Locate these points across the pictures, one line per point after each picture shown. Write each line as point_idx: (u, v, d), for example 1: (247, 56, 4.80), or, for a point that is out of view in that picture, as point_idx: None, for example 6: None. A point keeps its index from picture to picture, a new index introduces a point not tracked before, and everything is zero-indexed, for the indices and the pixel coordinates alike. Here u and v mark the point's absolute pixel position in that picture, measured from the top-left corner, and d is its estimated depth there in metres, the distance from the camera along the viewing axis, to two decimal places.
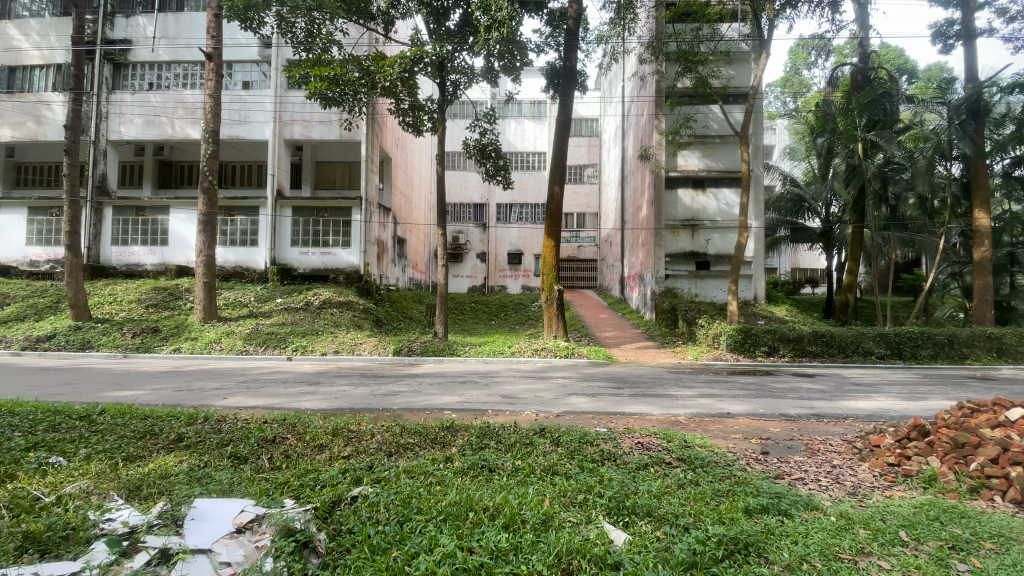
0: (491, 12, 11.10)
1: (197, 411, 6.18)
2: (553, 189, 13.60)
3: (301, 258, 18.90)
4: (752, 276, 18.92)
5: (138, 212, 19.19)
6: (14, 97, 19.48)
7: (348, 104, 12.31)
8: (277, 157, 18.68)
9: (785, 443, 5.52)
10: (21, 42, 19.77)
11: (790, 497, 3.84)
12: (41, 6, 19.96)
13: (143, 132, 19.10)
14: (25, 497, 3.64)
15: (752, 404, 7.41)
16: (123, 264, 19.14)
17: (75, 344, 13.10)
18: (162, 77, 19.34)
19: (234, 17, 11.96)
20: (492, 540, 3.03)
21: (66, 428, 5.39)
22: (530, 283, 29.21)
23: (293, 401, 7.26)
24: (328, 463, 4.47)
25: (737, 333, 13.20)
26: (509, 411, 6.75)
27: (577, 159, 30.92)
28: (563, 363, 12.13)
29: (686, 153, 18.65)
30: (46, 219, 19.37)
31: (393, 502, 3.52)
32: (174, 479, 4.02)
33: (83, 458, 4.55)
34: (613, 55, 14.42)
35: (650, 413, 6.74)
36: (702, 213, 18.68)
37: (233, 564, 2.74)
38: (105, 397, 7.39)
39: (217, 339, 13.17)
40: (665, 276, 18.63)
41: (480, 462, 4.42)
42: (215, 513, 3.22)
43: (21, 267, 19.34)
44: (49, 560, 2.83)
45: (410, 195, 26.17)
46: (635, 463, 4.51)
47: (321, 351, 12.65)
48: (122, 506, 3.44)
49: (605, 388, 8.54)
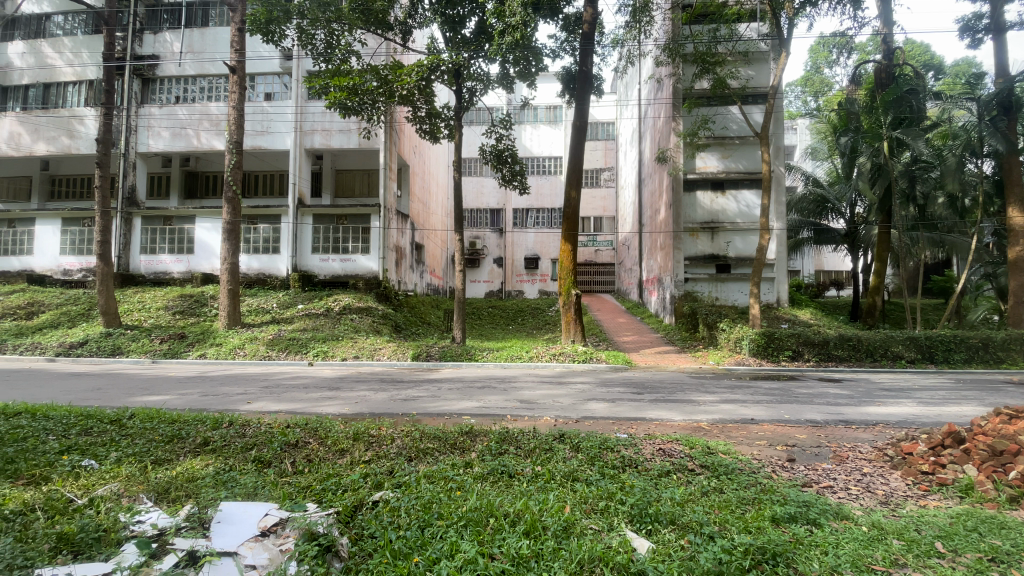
0: (505, 17, 11.09)
1: (222, 415, 6.29)
2: (570, 194, 13.51)
3: (321, 265, 19.18)
4: (775, 279, 18.58)
5: (166, 221, 19.73)
6: (50, 113, 20.32)
7: (367, 113, 12.56)
8: (298, 165, 19.01)
9: (812, 450, 5.38)
10: (56, 59, 20.59)
11: (819, 505, 3.74)
12: (73, 25, 20.75)
13: (171, 144, 19.72)
14: (59, 499, 3.76)
15: (776, 410, 7.25)
16: (151, 272, 19.69)
17: (106, 350, 13.50)
18: (188, 90, 19.93)
19: (256, 31, 12.21)
20: (514, 546, 3.01)
21: (97, 432, 5.54)
22: (547, 288, 29.22)
23: (315, 406, 7.35)
24: (348, 467, 4.52)
25: (760, 338, 12.90)
26: (528, 417, 6.70)
27: (594, 162, 30.74)
28: (581, 368, 12.07)
29: (704, 154, 18.48)
30: (79, 229, 20.11)
31: (413, 507, 3.53)
32: (201, 483, 4.10)
33: (113, 460, 4.67)
34: (629, 58, 14.37)
35: (671, 419, 6.64)
36: (721, 215, 18.47)
37: (258, 568, 2.79)
38: (135, 402, 7.60)
39: (241, 345, 13.43)
40: (685, 280, 18.36)
41: (500, 467, 4.40)
42: (240, 516, 3.27)
43: (55, 276, 20.02)
44: (82, 561, 2.90)
45: (428, 201, 26.36)
46: (657, 470, 4.44)
47: (342, 356, 12.80)
48: (151, 509, 3.52)
49: (624, 394, 8.46)
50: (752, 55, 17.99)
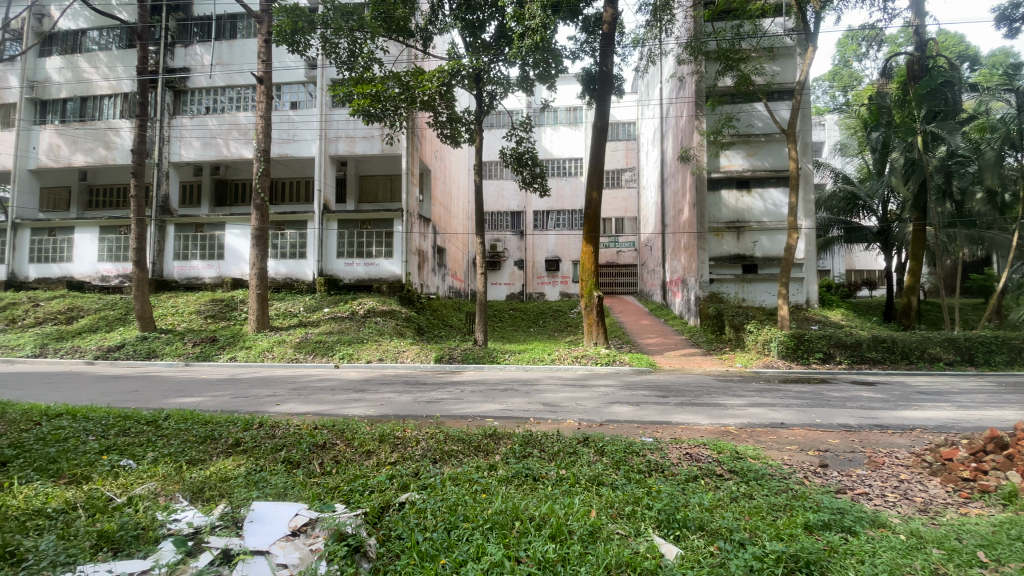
0: (525, 20, 11.08)
1: (253, 417, 6.45)
2: (591, 195, 13.44)
3: (346, 269, 19.52)
4: (804, 279, 18.12)
5: (197, 228, 20.39)
6: (88, 126, 21.24)
7: (389, 119, 12.74)
8: (323, 172, 19.39)
9: (845, 456, 5.22)
10: (92, 73, 21.49)
11: (855, 513, 3.62)
12: (107, 40, 21.64)
13: (202, 153, 20.39)
14: (99, 498, 3.91)
15: (807, 414, 7.06)
16: (184, 277, 20.37)
17: (141, 353, 14.02)
18: (218, 101, 20.57)
19: (282, 41, 12.61)
20: (540, 549, 3.00)
21: (135, 432, 5.76)
22: (568, 290, 29.12)
23: (341, 408, 7.46)
24: (375, 468, 4.57)
25: (789, 340, 12.57)
26: (551, 420, 6.68)
27: (615, 163, 30.50)
28: (604, 370, 11.97)
29: (728, 153, 18.17)
30: (116, 237, 20.94)
31: (439, 509, 3.57)
32: (233, 483, 4.22)
33: (150, 460, 4.83)
34: (650, 57, 14.25)
35: (698, 423, 6.53)
36: (747, 214, 18.14)
37: (289, 567, 2.85)
38: (170, 403, 7.87)
39: (269, 348, 13.77)
40: (710, 281, 18.03)
41: (524, 470, 4.40)
42: (271, 516, 3.34)
43: (94, 282, 20.89)
44: (122, 558, 3.02)
45: (449, 205, 26.59)
46: (684, 475, 4.37)
47: (366, 358, 12.99)
48: (186, 507, 3.64)
49: (649, 397, 8.37)
50: (777, 50, 17.63)
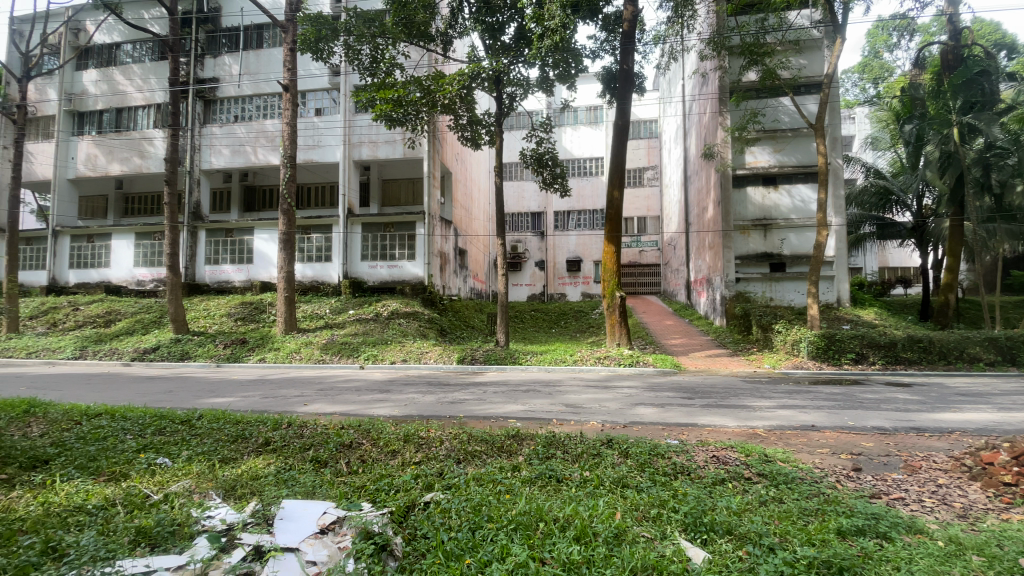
0: (544, 21, 11.04)
1: (281, 417, 6.61)
2: (613, 194, 13.33)
3: (370, 272, 19.83)
4: (835, 277, 17.62)
5: (227, 233, 21.01)
6: (123, 136, 22.12)
7: (410, 123, 12.95)
8: (347, 177, 19.73)
9: (880, 460, 5.04)
10: (127, 85, 22.37)
11: (890, 518, 3.50)
12: (141, 53, 22.50)
13: (231, 160, 21.00)
14: (137, 495, 4.07)
15: (839, 416, 6.85)
16: (215, 281, 21.00)
17: (175, 355, 14.52)
18: (245, 109, 21.16)
19: (306, 49, 12.89)
20: (564, 552, 2.98)
21: (170, 431, 5.96)
22: (590, 290, 28.94)
23: (367, 408, 7.58)
24: (400, 468, 4.64)
25: (819, 340, 12.22)
26: (575, 421, 6.65)
27: (637, 161, 30.18)
28: (627, 371, 11.86)
29: (754, 149, 17.80)
30: (151, 243, 21.73)
31: (464, 509, 3.60)
32: (264, 481, 4.34)
33: (184, 459, 5.00)
34: (672, 53, 14.07)
35: (725, 425, 6.40)
36: (774, 211, 17.74)
37: (318, 564, 2.90)
38: (203, 403, 8.14)
39: (297, 349, 14.08)
40: (736, 280, 17.65)
41: (548, 472, 4.39)
42: (300, 514, 3.42)
43: (130, 286, 21.71)
44: (159, 553, 3.13)
45: (470, 207, 26.75)
46: (711, 477, 4.30)
47: (391, 359, 13.18)
48: (219, 505, 3.75)
49: (674, 399, 8.25)
50: (804, 43, 17.20)
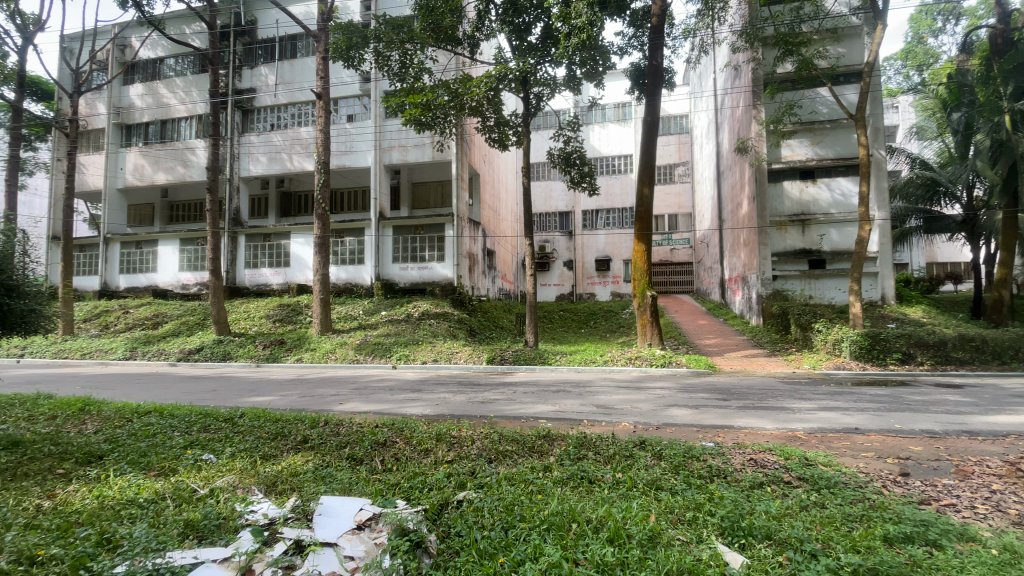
0: (571, 19, 10.88)
1: (319, 415, 6.81)
2: (642, 192, 13.14)
3: (401, 274, 20.18)
4: (879, 274, 16.86)
5: (265, 238, 21.78)
6: (168, 146, 23.20)
7: (439, 127, 13.10)
8: (378, 181, 20.12)
9: (929, 464, 4.80)
10: (171, 98, 23.47)
11: (941, 525, 3.32)
12: (183, 66, 23.58)
13: (268, 168, 21.77)
14: (185, 489, 4.27)
15: (884, 419, 6.56)
16: (254, 284, 21.79)
17: (218, 355, 15.14)
18: (281, 118, 21.88)
19: (338, 57, 13.26)
20: (598, 553, 2.97)
21: (214, 428, 6.23)
22: (620, 290, 28.60)
23: (400, 407, 7.73)
24: (433, 466, 4.71)
25: (863, 339, 11.72)
26: (606, 422, 6.59)
27: (667, 158, 29.67)
28: (659, 372, 11.68)
29: (791, 142, 17.27)
30: (194, 248, 22.73)
31: (496, 508, 3.63)
32: (303, 477, 4.48)
33: (228, 455, 5.21)
34: (702, 47, 13.76)
35: (763, 427, 6.23)
36: (812, 205, 17.12)
37: (356, 558, 2.97)
38: (244, 402, 8.46)
39: (332, 350, 14.47)
40: (773, 278, 17.08)
41: (580, 473, 4.37)
42: (338, 510, 3.52)
43: (176, 289, 22.77)
44: (205, 545, 3.28)
45: (498, 207, 26.89)
46: (749, 481, 4.19)
47: (422, 359, 13.37)
48: (261, 500, 3.90)
49: (709, 400, 8.07)
50: (841, 31, 16.56)
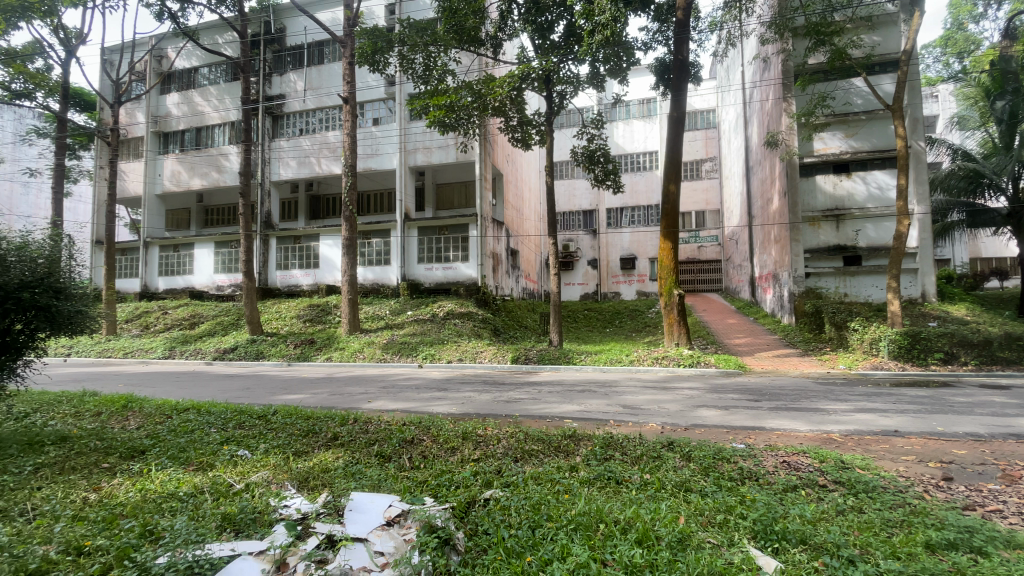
0: (594, 16, 10.75)
1: (348, 413, 6.95)
2: (669, 188, 12.94)
3: (427, 274, 20.40)
4: (919, 270, 16.18)
5: (296, 240, 22.35)
6: (203, 153, 24.04)
7: (463, 128, 13.19)
8: (404, 183, 20.38)
9: (974, 469, 4.59)
10: (205, 106, 24.29)
11: (986, 531, 3.18)
12: (216, 75, 24.40)
13: (298, 172, 22.31)
14: (222, 483, 4.44)
15: (926, 421, 6.29)
16: (285, 285, 22.37)
17: (252, 354, 15.63)
18: (309, 123, 22.40)
19: (364, 62, 13.45)
20: (626, 553, 2.95)
21: (249, 425, 6.44)
22: (645, 288, 28.22)
23: (427, 405, 7.83)
24: (460, 464, 4.75)
25: (901, 338, 11.28)
26: (633, 422, 6.52)
27: (694, 154, 29.13)
28: (687, 372, 11.49)
29: (823, 135, 16.80)
30: (228, 251, 23.49)
31: (523, 507, 3.64)
32: (334, 474, 4.59)
33: (262, 451, 5.38)
34: (729, 40, 13.43)
35: (796, 429, 6.07)
36: (847, 200, 16.56)
37: (386, 554, 3.03)
38: (277, 400, 8.71)
39: (360, 349, 14.77)
40: (806, 275, 16.58)
41: (607, 474, 4.34)
42: (367, 506, 3.58)
43: (211, 291, 23.59)
44: (242, 538, 3.39)
45: (521, 207, 26.91)
46: (782, 484, 4.08)
47: (447, 359, 13.49)
48: (294, 495, 4.01)
49: (739, 401, 7.89)
50: (876, 19, 15.97)
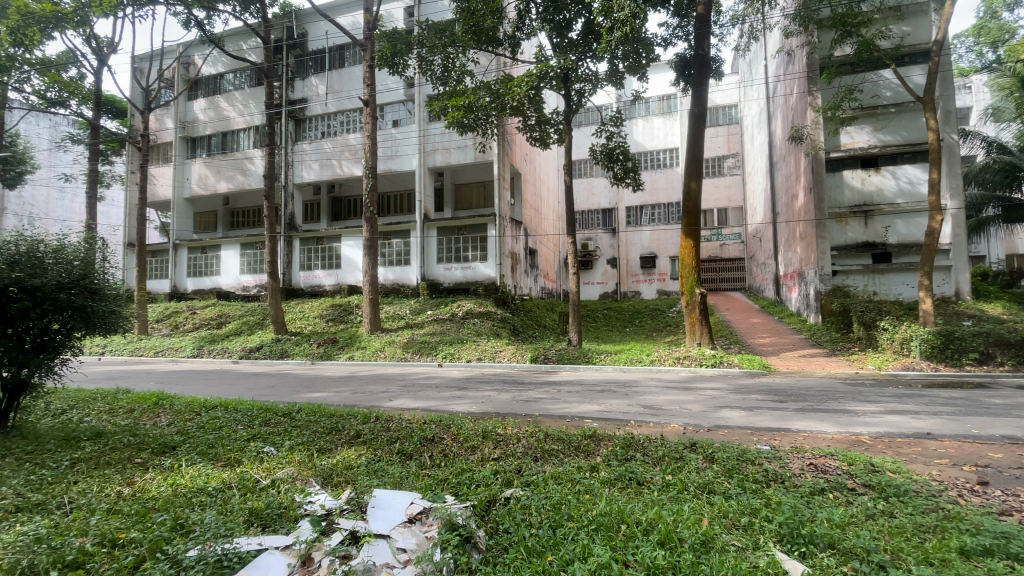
0: (613, 13, 10.66)
1: (370, 411, 7.03)
2: (690, 186, 12.76)
3: (446, 274, 20.52)
4: (952, 267, 15.62)
5: (318, 241, 22.75)
6: (229, 157, 24.65)
7: (481, 128, 13.23)
8: (423, 184, 20.55)
9: (1012, 473, 4.40)
10: (230, 111, 24.91)
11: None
12: (241, 81, 25.00)
13: (320, 174, 22.69)
14: (250, 479, 4.55)
15: (960, 423, 6.08)
16: (308, 285, 22.79)
17: (277, 353, 15.98)
18: (330, 125, 22.78)
19: (384, 65, 13.59)
20: (648, 555, 2.92)
21: (274, 422, 6.58)
22: (666, 287, 27.86)
23: (447, 404, 7.90)
24: (479, 463, 4.77)
25: (934, 338, 10.92)
26: (654, 423, 6.46)
27: (716, 150, 28.66)
28: (709, 372, 11.31)
29: (851, 129, 16.36)
30: (254, 252, 24.03)
31: (544, 507, 3.64)
32: (356, 471, 4.65)
33: (287, 448, 5.49)
34: (751, 33, 13.16)
35: (823, 431, 5.93)
36: (875, 195, 16.01)
37: (408, 551, 3.06)
38: (301, 398, 8.89)
39: (382, 347, 14.97)
40: (833, 273, 16.15)
41: (628, 474, 4.31)
42: (390, 503, 3.63)
43: (237, 291, 24.18)
44: (269, 532, 3.48)
45: (540, 206, 26.86)
46: (809, 487, 3.99)
47: (467, 358, 13.56)
48: (318, 492, 4.09)
49: (764, 401, 7.74)
50: (906, 8, 15.47)
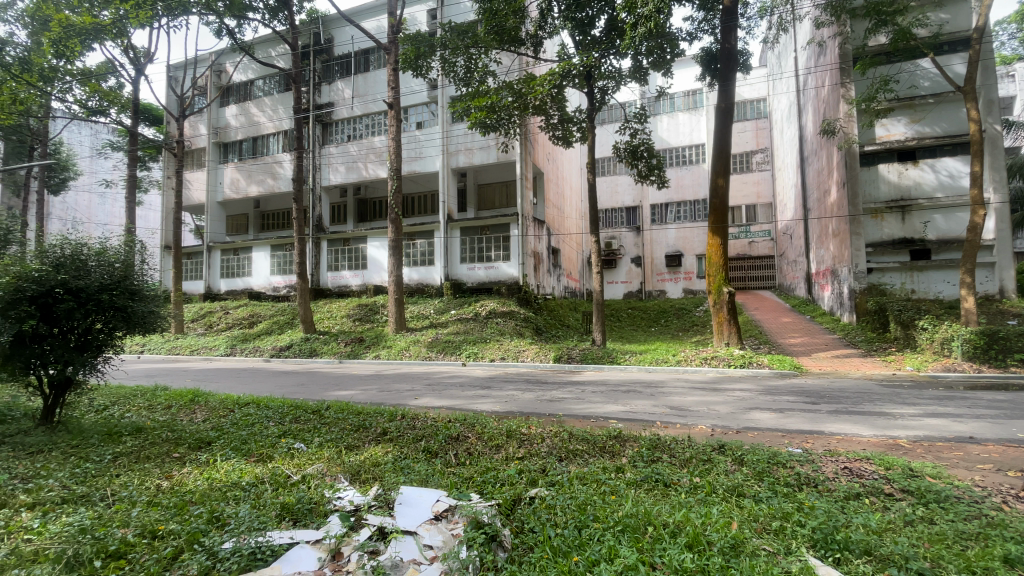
0: (637, 9, 10.53)
1: (395, 409, 7.13)
2: (717, 182, 12.52)
3: (469, 273, 20.65)
4: (997, 264, 14.90)
5: (345, 242, 23.21)
6: (259, 161, 25.37)
7: (504, 128, 13.25)
8: (446, 185, 20.73)
9: None
10: (260, 116, 25.60)
11: None
12: (270, 86, 25.66)
13: (346, 176, 23.13)
14: (281, 474, 4.68)
15: (1006, 427, 5.78)
16: (336, 286, 23.26)
17: (306, 352, 16.38)
18: (356, 129, 23.21)
19: (408, 68, 13.80)
20: (676, 558, 2.88)
21: (304, 419, 6.76)
22: (692, 286, 27.38)
23: (471, 403, 7.94)
24: (504, 462, 4.79)
25: (977, 338, 10.42)
26: (681, 424, 6.37)
27: (744, 145, 28.02)
28: (737, 372, 11.06)
29: (887, 121, 15.76)
30: (283, 253, 24.67)
31: (569, 507, 3.63)
32: (384, 468, 4.74)
33: (316, 444, 5.62)
34: (781, 24, 12.80)
35: (858, 434, 5.73)
36: (914, 190, 15.41)
37: (435, 547, 3.10)
38: (330, 395, 9.08)
39: (407, 347, 15.19)
40: (868, 271, 15.61)
41: (655, 475, 4.27)
42: (416, 500, 3.68)
43: (268, 291, 24.87)
44: (300, 527, 3.57)
45: (563, 205, 26.76)
46: (844, 491, 3.87)
47: (490, 357, 13.63)
48: (347, 488, 4.17)
49: (795, 403, 7.53)
50: None
